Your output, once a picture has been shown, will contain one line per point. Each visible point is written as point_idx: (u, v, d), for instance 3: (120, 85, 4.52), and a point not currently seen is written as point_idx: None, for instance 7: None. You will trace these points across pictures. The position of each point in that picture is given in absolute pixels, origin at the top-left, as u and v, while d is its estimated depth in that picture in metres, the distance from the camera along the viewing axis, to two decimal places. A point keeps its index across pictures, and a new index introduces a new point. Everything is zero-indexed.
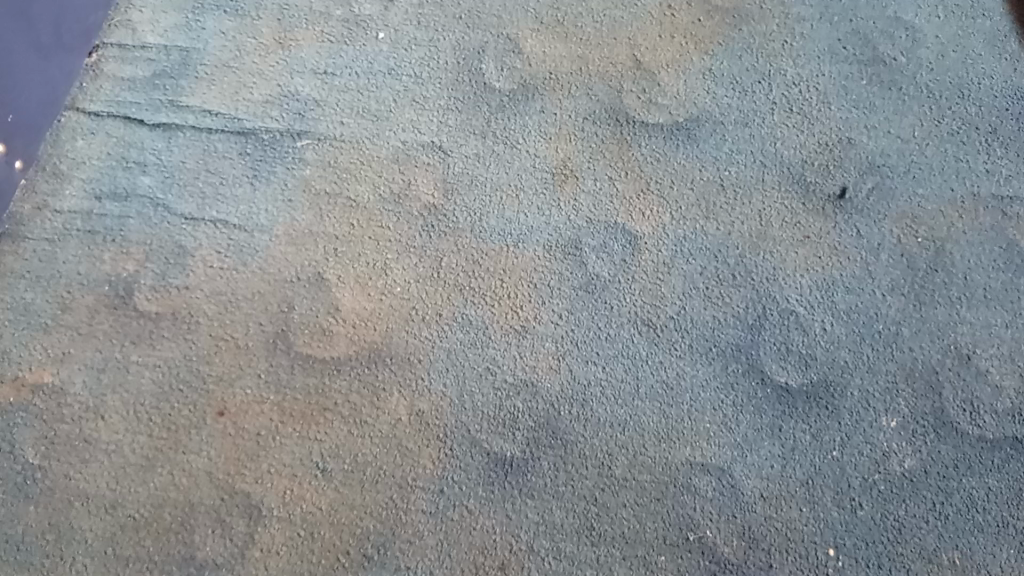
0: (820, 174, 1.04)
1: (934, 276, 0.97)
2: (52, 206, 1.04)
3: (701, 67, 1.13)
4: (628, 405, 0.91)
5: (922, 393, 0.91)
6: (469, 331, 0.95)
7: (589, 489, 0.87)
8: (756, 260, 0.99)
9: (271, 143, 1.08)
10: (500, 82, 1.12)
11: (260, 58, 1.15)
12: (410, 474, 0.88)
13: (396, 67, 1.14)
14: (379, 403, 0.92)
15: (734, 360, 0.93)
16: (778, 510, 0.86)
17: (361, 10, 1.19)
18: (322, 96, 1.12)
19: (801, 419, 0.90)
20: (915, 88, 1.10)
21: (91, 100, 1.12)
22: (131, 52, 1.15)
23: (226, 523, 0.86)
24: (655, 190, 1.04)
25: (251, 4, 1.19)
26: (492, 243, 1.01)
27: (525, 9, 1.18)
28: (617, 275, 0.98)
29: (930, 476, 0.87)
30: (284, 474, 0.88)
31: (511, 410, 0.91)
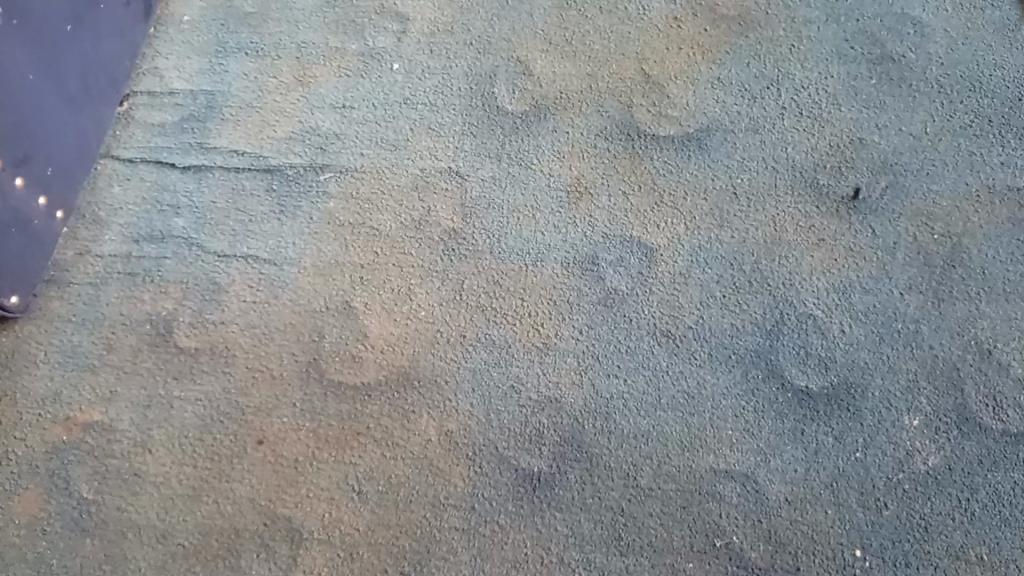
0: (833, 177, 1.05)
1: (951, 272, 0.98)
2: (93, 251, 1.09)
3: (709, 77, 1.14)
4: (651, 416, 0.93)
5: (944, 390, 0.92)
6: (493, 351, 0.98)
7: (615, 500, 0.89)
8: (772, 265, 1.00)
9: (295, 178, 1.13)
10: (512, 104, 1.15)
11: (281, 96, 1.19)
12: (442, 492, 0.91)
13: (411, 96, 1.17)
14: (410, 425, 0.95)
15: (754, 366, 0.95)
16: (804, 513, 0.87)
17: (375, 43, 1.23)
18: (341, 130, 1.16)
19: (823, 422, 0.91)
20: (925, 84, 1.10)
21: (125, 147, 1.17)
22: (160, 99, 1.20)
23: (270, 548, 0.90)
24: (669, 202, 1.06)
25: (270, 45, 1.24)
26: (511, 263, 1.03)
27: (533, 32, 1.21)
28: (634, 288, 1.00)
29: (955, 473, 0.88)
30: (322, 498, 0.92)
31: (537, 427, 0.94)
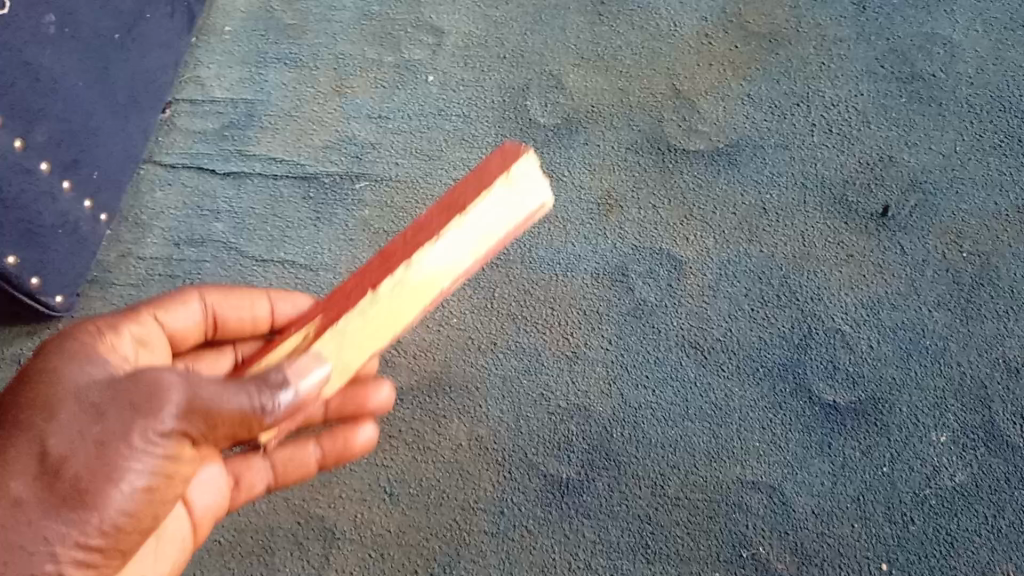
0: (863, 194, 1.06)
1: (979, 289, 0.99)
2: (136, 253, 1.13)
3: (740, 93, 1.15)
4: (679, 426, 0.94)
5: (971, 407, 0.93)
6: (523, 358, 1.00)
7: (643, 508, 0.91)
8: (800, 280, 1.01)
9: (332, 186, 1.15)
10: (544, 118, 1.17)
11: (319, 106, 1.22)
12: (472, 496, 0.93)
13: (446, 108, 1.20)
14: (441, 429, 0.97)
15: (782, 380, 0.96)
16: (830, 526, 0.89)
17: (411, 55, 1.25)
18: (377, 139, 1.19)
19: (850, 436, 0.92)
20: (955, 103, 1.11)
21: (167, 152, 1.21)
22: (201, 107, 1.24)
23: (304, 546, 0.92)
24: (698, 215, 1.07)
25: (308, 55, 1.26)
26: (542, 272, 1.04)
27: (566, 46, 1.22)
28: (663, 299, 1.01)
29: (982, 490, 0.89)
30: (355, 499, 0.94)
31: (566, 434, 0.95)
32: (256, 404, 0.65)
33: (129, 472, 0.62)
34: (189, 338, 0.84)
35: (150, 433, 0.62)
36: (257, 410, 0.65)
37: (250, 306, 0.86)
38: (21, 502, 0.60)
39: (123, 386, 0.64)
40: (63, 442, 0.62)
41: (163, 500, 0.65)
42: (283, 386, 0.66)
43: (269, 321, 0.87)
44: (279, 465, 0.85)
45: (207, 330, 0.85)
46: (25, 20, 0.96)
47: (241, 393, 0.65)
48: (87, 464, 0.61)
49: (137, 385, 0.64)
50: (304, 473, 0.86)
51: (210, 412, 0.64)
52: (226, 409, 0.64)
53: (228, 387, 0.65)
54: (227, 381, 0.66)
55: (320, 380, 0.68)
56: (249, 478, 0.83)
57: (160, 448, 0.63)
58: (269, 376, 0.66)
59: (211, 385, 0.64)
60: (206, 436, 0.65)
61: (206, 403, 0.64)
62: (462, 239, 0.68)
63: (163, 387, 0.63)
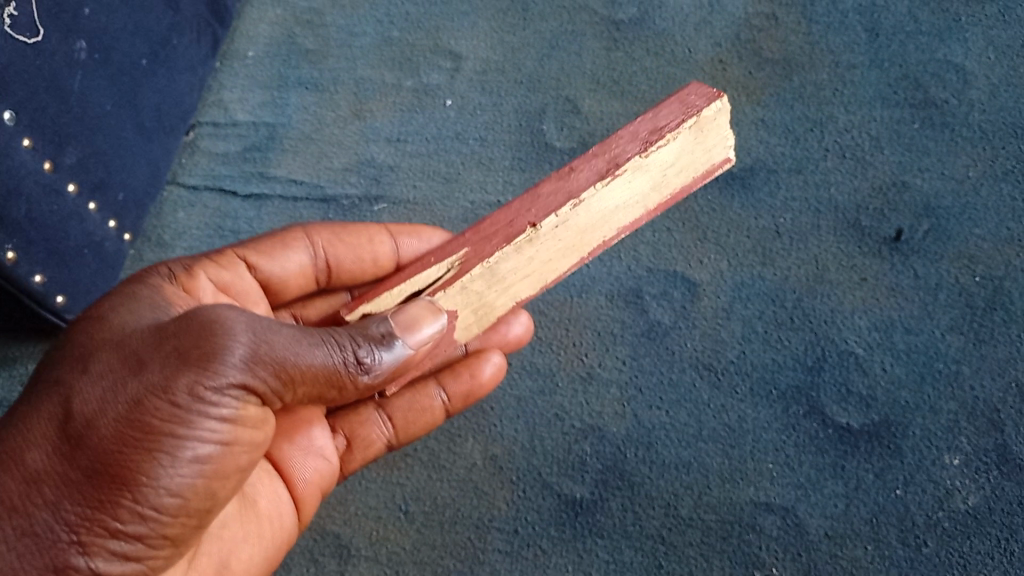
0: (876, 219, 1.07)
1: (992, 313, 0.99)
2: None
3: (753, 117, 1.16)
4: (692, 447, 0.95)
5: (985, 430, 0.93)
6: (538, 379, 1.01)
7: (656, 529, 0.92)
8: (814, 302, 1.02)
9: (351, 208, 1.18)
10: (560, 141, 1.19)
11: (339, 129, 1.25)
12: (487, 515, 0.94)
13: (463, 131, 1.22)
14: (456, 448, 0.98)
15: (795, 402, 0.96)
16: (843, 548, 0.89)
17: (429, 80, 1.27)
18: (395, 162, 1.21)
19: (863, 459, 0.93)
20: (968, 129, 1.11)
21: (190, 174, 1.24)
22: (224, 129, 1.27)
23: (319, 563, 0.93)
24: (712, 238, 1.07)
25: (329, 79, 1.29)
26: (557, 294, 1.06)
27: (582, 71, 1.24)
28: (678, 321, 1.02)
29: (995, 512, 0.89)
30: (370, 516, 0.95)
31: (579, 454, 0.96)
32: (346, 358, 0.67)
33: (188, 441, 0.63)
34: (303, 283, 0.91)
35: (201, 389, 0.63)
36: (346, 364, 0.67)
37: (368, 241, 0.92)
38: (41, 476, 0.62)
39: (168, 337, 0.65)
40: (86, 407, 0.63)
41: (218, 471, 0.65)
42: (387, 346, 0.69)
43: (394, 257, 0.93)
44: (396, 419, 0.90)
45: (319, 275, 0.92)
46: (57, 43, 0.98)
47: (325, 349, 0.67)
48: (115, 437, 0.62)
49: (188, 335, 0.64)
50: (428, 424, 0.91)
51: (286, 367, 0.65)
52: (310, 366, 0.66)
53: (308, 342, 0.66)
54: (305, 332, 0.67)
55: (431, 336, 0.71)
56: (368, 435, 0.89)
57: (224, 404, 0.64)
58: (376, 331, 0.70)
59: (284, 338, 0.66)
60: (283, 391, 0.67)
61: (276, 357, 0.65)
62: (638, 179, 0.71)
63: (225, 335, 0.64)
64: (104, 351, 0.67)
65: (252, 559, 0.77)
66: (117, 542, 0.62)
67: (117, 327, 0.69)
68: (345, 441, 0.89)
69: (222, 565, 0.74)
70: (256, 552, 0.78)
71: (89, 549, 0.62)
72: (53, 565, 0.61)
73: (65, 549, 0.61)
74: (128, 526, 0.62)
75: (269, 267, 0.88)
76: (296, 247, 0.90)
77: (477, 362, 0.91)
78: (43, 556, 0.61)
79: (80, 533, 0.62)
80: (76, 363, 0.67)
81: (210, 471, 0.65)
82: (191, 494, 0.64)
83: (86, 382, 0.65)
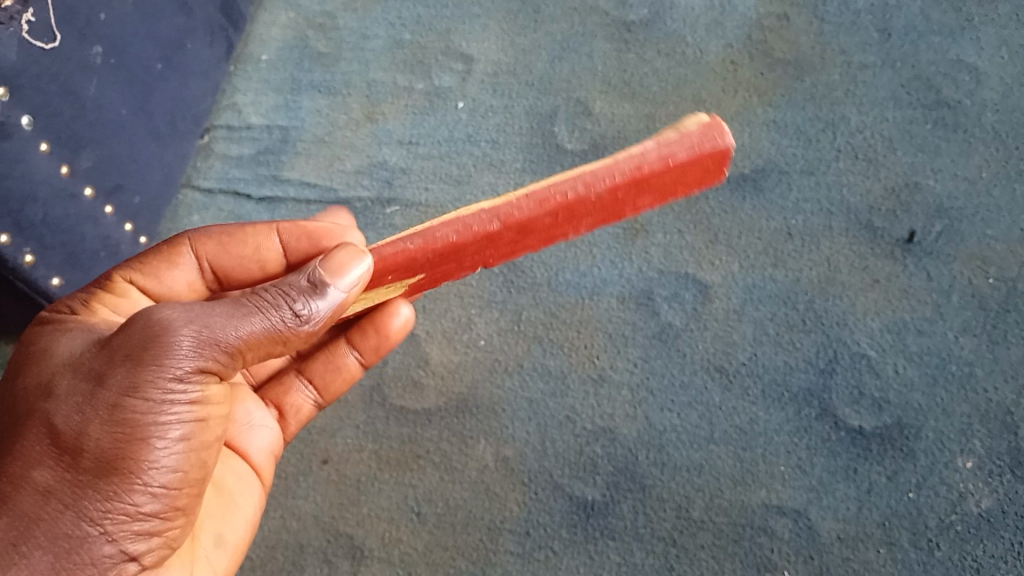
0: (888, 220, 1.06)
1: (1006, 315, 0.98)
2: None
3: (765, 118, 1.16)
4: (703, 450, 0.95)
5: (997, 433, 0.92)
6: (549, 381, 1.01)
7: (667, 531, 0.92)
8: (826, 305, 1.01)
9: (363, 210, 1.19)
10: (571, 143, 1.20)
11: (351, 132, 1.26)
12: (498, 517, 0.95)
13: (474, 134, 1.23)
14: (468, 450, 0.98)
15: (807, 405, 0.96)
16: (855, 551, 0.89)
17: (440, 82, 1.27)
18: (407, 165, 1.22)
19: (875, 461, 0.93)
20: (980, 130, 1.11)
21: (205, 177, 1.25)
22: (238, 133, 1.28)
23: (333, 564, 0.94)
24: (723, 240, 1.07)
25: (341, 82, 1.30)
26: (568, 296, 1.06)
27: (593, 73, 1.24)
28: (689, 323, 1.02)
29: (1008, 516, 0.89)
30: (383, 517, 0.96)
31: (591, 456, 0.97)
32: (285, 317, 0.65)
33: (169, 422, 0.63)
34: (197, 297, 0.84)
35: (165, 381, 0.62)
36: (286, 321, 0.65)
37: (254, 248, 0.83)
38: (50, 489, 0.61)
39: (116, 344, 0.63)
40: (70, 419, 0.62)
41: (203, 444, 0.66)
42: (320, 293, 0.67)
43: (283, 257, 0.83)
44: (317, 379, 0.88)
45: (211, 285, 0.84)
46: (71, 49, 1.00)
47: (260, 316, 0.65)
48: (109, 436, 0.61)
49: (133, 337, 0.63)
50: (341, 386, 0.89)
51: (231, 341, 0.64)
52: (251, 334, 0.64)
53: (242, 314, 0.64)
54: (234, 304, 0.65)
55: (361, 275, 0.70)
56: (294, 401, 0.88)
57: (189, 391, 0.63)
58: (304, 283, 0.67)
59: (218, 315, 0.63)
60: (235, 362, 0.65)
61: (219, 336, 0.63)
62: None
63: (164, 331, 0.62)
64: (63, 372, 0.65)
65: (243, 526, 0.77)
66: (138, 524, 0.63)
67: (62, 355, 0.67)
68: (276, 410, 0.87)
69: (217, 538, 0.74)
70: (245, 521, 0.78)
71: (116, 536, 0.62)
72: (88, 560, 0.61)
73: (94, 542, 0.61)
74: (143, 506, 0.62)
75: (157, 289, 0.81)
76: (181, 262, 0.82)
77: (380, 317, 0.84)
78: (75, 553, 0.61)
79: (105, 522, 0.61)
80: (36, 392, 0.65)
81: (196, 444, 0.65)
82: (187, 464, 0.64)
83: (55, 402, 0.63)
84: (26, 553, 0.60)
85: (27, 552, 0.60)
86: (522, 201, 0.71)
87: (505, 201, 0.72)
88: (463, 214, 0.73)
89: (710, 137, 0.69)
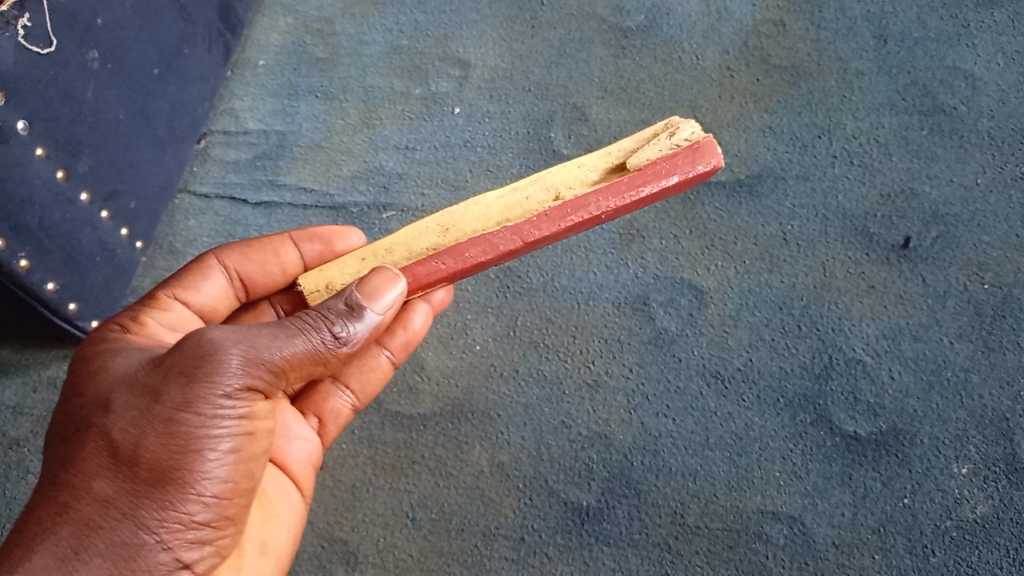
0: (884, 226, 1.06)
1: (1002, 321, 0.98)
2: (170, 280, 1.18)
3: (761, 125, 1.16)
4: (699, 455, 0.95)
5: (993, 439, 0.92)
6: (545, 386, 1.01)
7: (662, 537, 0.92)
8: (821, 310, 1.01)
9: (360, 215, 1.19)
10: (567, 149, 1.20)
11: (348, 137, 1.26)
12: (493, 522, 0.95)
13: (471, 139, 1.23)
14: (463, 455, 0.98)
15: (803, 411, 0.96)
16: (850, 557, 0.88)
17: (438, 87, 1.28)
18: (404, 170, 1.22)
19: (871, 467, 0.92)
20: (976, 136, 1.11)
21: (201, 182, 1.25)
22: (235, 138, 1.28)
23: (327, 569, 0.94)
24: (719, 245, 1.07)
25: (339, 88, 1.30)
26: (564, 301, 1.06)
27: (590, 78, 1.25)
28: (685, 328, 1.02)
29: (1003, 522, 0.88)
30: (377, 522, 0.96)
31: (586, 461, 0.96)
32: (325, 337, 0.68)
33: (221, 436, 0.65)
34: (229, 306, 0.89)
35: (216, 397, 0.64)
36: (326, 343, 0.68)
37: (273, 253, 0.88)
38: (109, 499, 0.63)
39: (167, 362, 0.65)
40: (126, 433, 0.64)
41: (250, 456, 0.68)
42: (358, 316, 0.70)
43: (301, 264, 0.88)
44: (353, 385, 0.88)
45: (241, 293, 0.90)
46: (70, 53, 1.00)
47: (303, 337, 0.68)
48: (164, 448, 0.63)
49: (184, 356, 0.65)
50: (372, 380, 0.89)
51: (277, 361, 0.66)
52: (294, 354, 0.67)
53: (286, 335, 0.67)
54: (278, 325, 0.68)
55: (394, 298, 0.73)
56: (333, 406, 0.88)
57: (239, 407, 0.65)
58: (341, 306, 0.70)
59: (264, 335, 0.66)
60: (280, 381, 0.68)
61: (266, 356, 0.66)
62: None
63: (213, 351, 0.64)
64: (115, 388, 0.67)
65: (285, 532, 0.79)
66: (192, 533, 0.65)
67: (116, 372, 0.69)
68: (317, 420, 0.88)
69: (261, 545, 0.76)
70: (286, 528, 0.80)
71: (172, 544, 0.64)
72: (145, 567, 0.63)
73: (151, 549, 0.63)
74: (196, 515, 0.65)
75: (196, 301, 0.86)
76: (213, 276, 0.87)
77: (407, 314, 0.88)
78: (134, 561, 0.62)
79: (161, 530, 0.63)
80: (90, 406, 0.67)
81: (245, 457, 0.67)
82: (237, 476, 0.67)
83: (112, 416, 0.65)
84: (87, 560, 0.61)
85: (88, 558, 0.62)
86: (540, 219, 0.76)
87: (523, 220, 0.76)
88: (484, 232, 0.77)
89: (705, 153, 0.75)
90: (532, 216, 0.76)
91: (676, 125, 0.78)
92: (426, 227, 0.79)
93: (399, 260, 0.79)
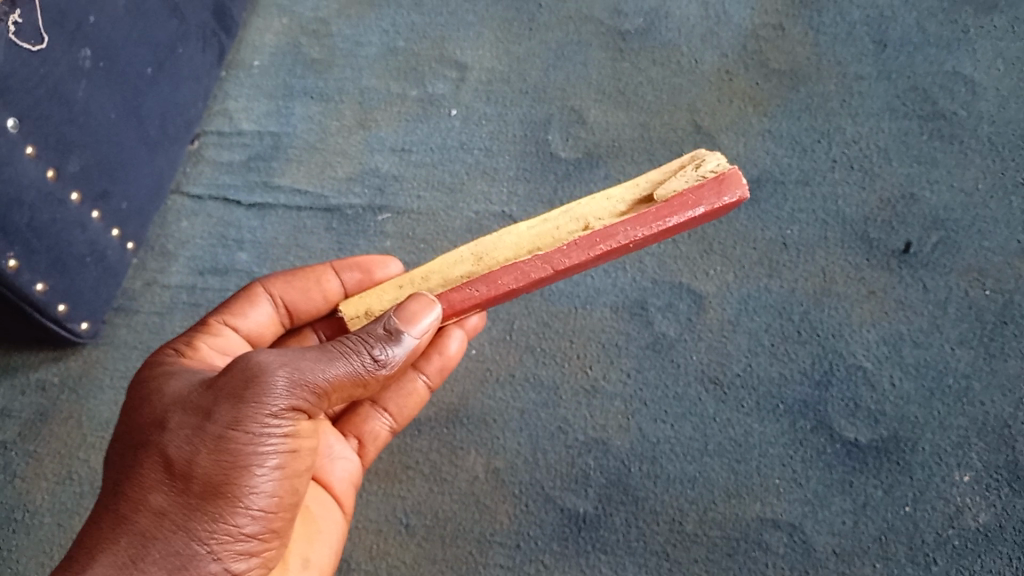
0: (884, 231, 1.05)
1: (1004, 328, 0.97)
2: (160, 282, 1.15)
3: (760, 129, 1.15)
4: (697, 462, 0.94)
5: (995, 446, 0.90)
6: (542, 391, 1.00)
7: (660, 545, 0.90)
8: (821, 316, 1.00)
9: (355, 218, 1.18)
10: (565, 152, 1.18)
11: (343, 139, 1.25)
12: (488, 529, 0.93)
13: (467, 142, 1.22)
14: (457, 461, 0.97)
15: (802, 417, 0.94)
16: (850, 566, 0.87)
17: (434, 90, 1.26)
18: (400, 172, 1.20)
19: (872, 474, 0.91)
20: (976, 142, 1.10)
21: (194, 183, 1.23)
22: (230, 139, 1.27)
23: None
24: (718, 249, 1.06)
25: (335, 89, 1.29)
26: (561, 305, 1.04)
27: (588, 82, 1.24)
28: (683, 333, 1.01)
29: (1006, 531, 0.87)
30: (370, 529, 0.94)
31: (583, 467, 0.95)
32: (366, 360, 0.69)
33: (268, 455, 0.65)
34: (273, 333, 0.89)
35: (263, 416, 0.64)
36: (366, 365, 0.68)
37: (314, 281, 0.88)
38: (163, 511, 0.64)
39: (217, 383, 0.66)
40: (179, 449, 0.65)
41: (295, 472, 0.68)
42: (397, 340, 0.71)
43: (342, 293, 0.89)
44: (392, 407, 0.88)
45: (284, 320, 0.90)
46: (61, 53, 0.98)
47: (345, 360, 0.68)
48: (214, 465, 0.64)
49: (233, 377, 0.66)
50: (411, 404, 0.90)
51: (320, 383, 0.66)
52: (337, 376, 0.67)
53: (328, 357, 0.67)
54: (320, 348, 0.68)
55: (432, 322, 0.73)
56: (372, 428, 0.88)
57: (285, 425, 0.66)
58: (380, 330, 0.71)
59: (308, 357, 0.67)
60: (323, 403, 0.68)
61: (310, 377, 0.66)
62: None
63: (260, 372, 0.65)
64: (170, 408, 0.68)
65: (329, 550, 0.79)
66: (241, 546, 0.65)
67: (169, 393, 0.70)
68: (356, 441, 0.87)
69: (306, 561, 0.76)
70: (330, 545, 0.80)
71: (222, 556, 0.65)
72: None
73: (203, 560, 0.64)
74: (244, 529, 0.65)
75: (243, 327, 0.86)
76: (259, 302, 0.87)
77: (441, 339, 0.89)
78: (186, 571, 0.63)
79: (212, 542, 0.64)
80: (146, 425, 0.68)
81: (291, 474, 0.68)
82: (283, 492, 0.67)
83: (167, 433, 0.66)
84: (144, 569, 0.63)
85: (143, 568, 0.63)
86: (570, 249, 0.77)
87: (554, 250, 0.77)
88: (517, 261, 0.78)
89: (729, 177, 0.76)
90: (562, 247, 0.77)
91: (702, 156, 0.78)
92: (461, 255, 0.80)
93: (434, 287, 0.80)
